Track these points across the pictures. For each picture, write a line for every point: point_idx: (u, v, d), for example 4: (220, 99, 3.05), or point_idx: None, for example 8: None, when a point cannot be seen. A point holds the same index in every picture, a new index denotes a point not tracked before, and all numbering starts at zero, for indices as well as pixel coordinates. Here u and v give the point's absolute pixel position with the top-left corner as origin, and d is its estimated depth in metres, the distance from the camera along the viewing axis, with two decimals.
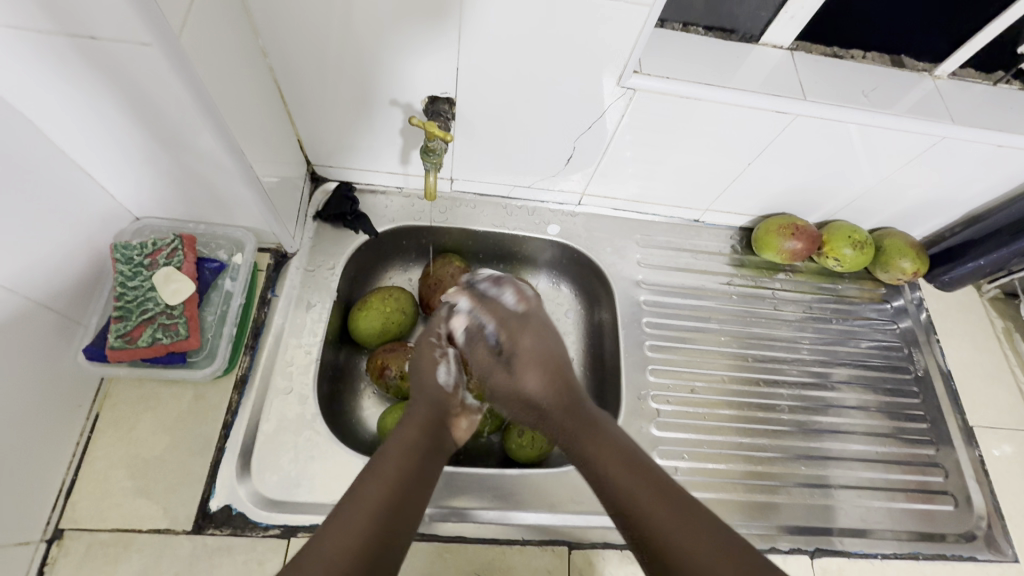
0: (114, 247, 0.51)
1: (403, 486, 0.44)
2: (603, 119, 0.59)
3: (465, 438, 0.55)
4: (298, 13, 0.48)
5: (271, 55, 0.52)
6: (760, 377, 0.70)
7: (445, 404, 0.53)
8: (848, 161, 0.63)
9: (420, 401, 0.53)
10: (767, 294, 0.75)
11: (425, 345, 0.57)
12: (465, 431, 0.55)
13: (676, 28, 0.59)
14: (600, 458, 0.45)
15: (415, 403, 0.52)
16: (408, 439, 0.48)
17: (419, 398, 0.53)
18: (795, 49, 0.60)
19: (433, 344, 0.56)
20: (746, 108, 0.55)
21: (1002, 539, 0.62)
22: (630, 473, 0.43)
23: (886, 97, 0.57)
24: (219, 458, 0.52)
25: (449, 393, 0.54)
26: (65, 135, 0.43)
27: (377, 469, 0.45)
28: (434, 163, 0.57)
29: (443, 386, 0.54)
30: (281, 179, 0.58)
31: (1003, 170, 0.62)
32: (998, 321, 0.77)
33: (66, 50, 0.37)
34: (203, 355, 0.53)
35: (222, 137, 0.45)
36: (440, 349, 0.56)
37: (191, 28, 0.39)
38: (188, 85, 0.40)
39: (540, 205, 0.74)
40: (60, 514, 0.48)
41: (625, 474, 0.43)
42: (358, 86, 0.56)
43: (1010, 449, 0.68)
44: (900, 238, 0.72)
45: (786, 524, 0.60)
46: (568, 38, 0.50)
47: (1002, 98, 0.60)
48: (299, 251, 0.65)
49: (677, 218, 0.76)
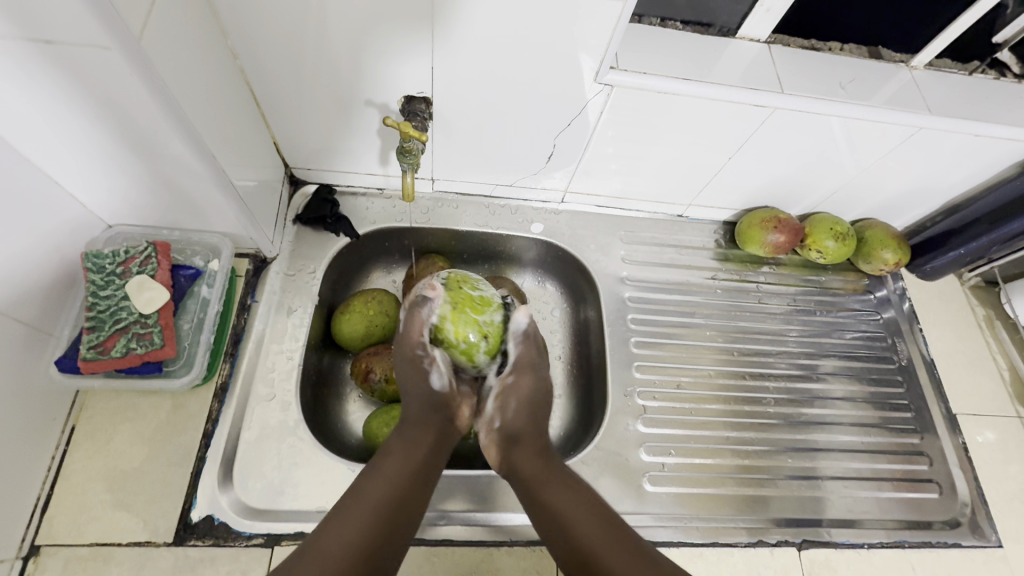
0: (84, 256, 0.49)
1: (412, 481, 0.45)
2: (583, 116, 0.59)
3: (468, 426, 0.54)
4: (267, 13, 0.47)
5: (242, 57, 0.51)
6: (746, 371, 0.70)
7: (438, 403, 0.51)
8: (829, 153, 0.63)
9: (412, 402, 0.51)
10: (752, 287, 0.75)
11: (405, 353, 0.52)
12: (468, 419, 0.54)
13: (654, 23, 0.59)
14: (549, 500, 0.45)
15: (411, 401, 0.51)
16: (407, 442, 0.47)
17: (413, 396, 0.51)
18: (773, 42, 0.60)
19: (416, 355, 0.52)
20: (725, 102, 0.55)
21: (986, 525, 0.63)
22: (569, 506, 0.44)
23: (863, 89, 0.58)
24: (199, 469, 0.52)
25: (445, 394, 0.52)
26: (30, 145, 0.42)
27: (375, 474, 0.44)
28: (411, 163, 0.57)
29: (439, 388, 0.52)
30: (257, 182, 0.57)
31: (979, 159, 0.63)
32: (980, 309, 0.77)
33: (25, 57, 0.36)
34: (180, 364, 0.52)
35: (190, 142, 0.44)
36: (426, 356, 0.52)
37: (153, 31, 0.38)
38: (152, 90, 0.39)
39: (523, 203, 0.73)
40: (37, 529, 0.48)
41: (573, 510, 0.44)
42: (332, 86, 0.55)
43: (993, 435, 0.69)
44: (881, 228, 0.73)
45: (774, 517, 0.61)
46: (543, 33, 0.49)
47: (978, 88, 0.61)
48: (279, 256, 0.64)
49: (661, 213, 0.76)
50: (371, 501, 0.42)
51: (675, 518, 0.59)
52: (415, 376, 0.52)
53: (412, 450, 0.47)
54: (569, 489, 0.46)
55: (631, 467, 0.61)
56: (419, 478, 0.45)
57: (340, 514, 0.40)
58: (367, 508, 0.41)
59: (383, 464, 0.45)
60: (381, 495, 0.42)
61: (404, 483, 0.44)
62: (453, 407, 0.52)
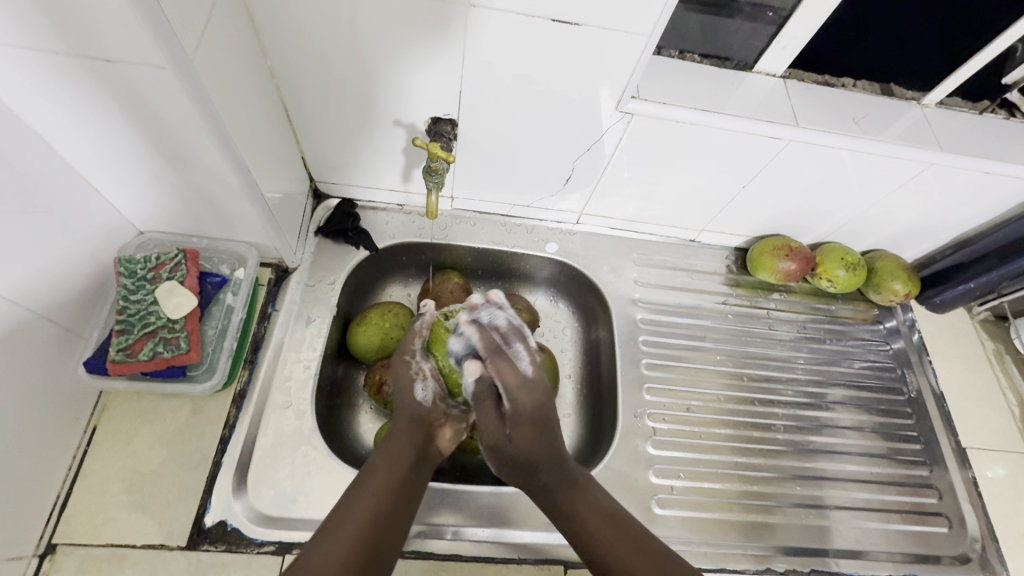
0: (117, 261, 0.51)
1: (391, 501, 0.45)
2: (602, 141, 0.60)
3: (451, 448, 0.54)
4: (307, 35, 0.49)
5: (279, 76, 0.54)
6: (755, 397, 0.70)
7: (425, 420, 0.51)
8: (841, 186, 0.64)
9: (399, 417, 0.51)
10: (762, 313, 0.76)
11: (398, 363, 0.54)
12: (450, 442, 0.53)
13: (674, 55, 0.61)
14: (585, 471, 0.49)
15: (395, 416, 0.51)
16: (393, 457, 0.48)
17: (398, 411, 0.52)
18: (788, 77, 0.61)
19: (406, 362, 0.54)
20: (741, 133, 0.57)
21: (996, 561, 0.63)
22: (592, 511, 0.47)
23: (876, 124, 0.59)
24: (214, 473, 0.52)
25: (428, 409, 0.52)
26: (76, 150, 0.44)
27: (365, 487, 0.45)
28: (436, 182, 0.58)
29: (422, 402, 0.52)
30: (284, 195, 0.59)
31: (990, 197, 0.64)
32: (989, 342, 0.78)
33: (86, 73, 0.38)
34: (202, 369, 0.53)
35: (229, 155, 0.46)
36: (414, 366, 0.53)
37: (204, 51, 0.40)
38: (200, 106, 0.41)
39: (538, 223, 0.75)
40: (54, 527, 0.48)
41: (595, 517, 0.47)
42: (362, 105, 0.57)
43: (1003, 470, 0.69)
44: (892, 260, 0.74)
45: (782, 545, 0.61)
46: (568, 63, 0.51)
47: (989, 128, 0.62)
48: (300, 267, 0.65)
49: (673, 238, 0.77)
50: (362, 508, 0.43)
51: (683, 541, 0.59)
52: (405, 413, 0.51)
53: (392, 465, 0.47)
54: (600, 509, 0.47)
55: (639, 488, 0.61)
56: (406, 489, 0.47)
57: (335, 517, 0.42)
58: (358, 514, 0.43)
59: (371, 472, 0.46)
60: (370, 513, 0.43)
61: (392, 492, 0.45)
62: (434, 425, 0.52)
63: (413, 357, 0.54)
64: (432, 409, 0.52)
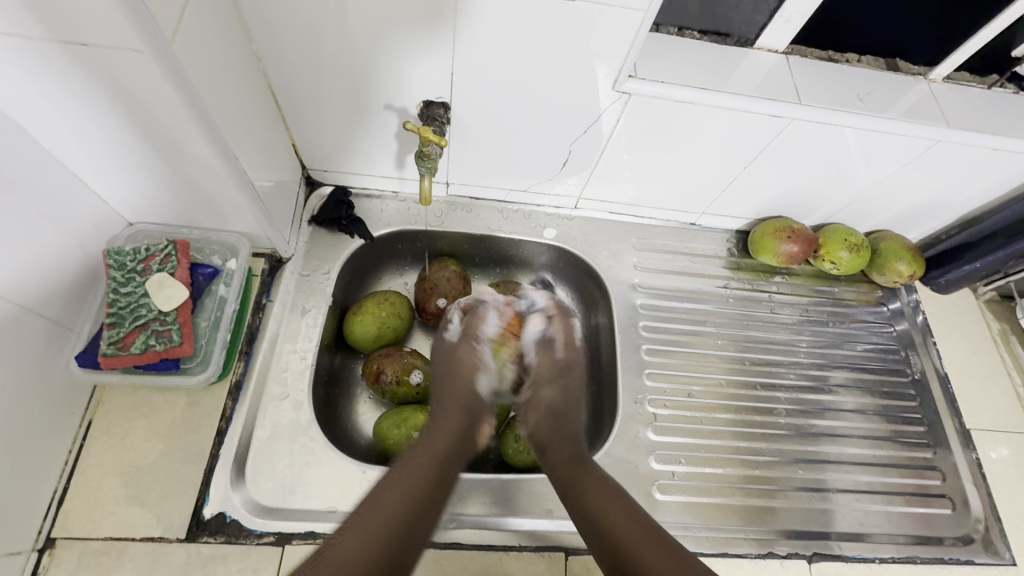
0: (106, 253, 0.50)
1: (427, 490, 0.44)
2: (599, 123, 0.59)
3: (489, 446, 0.54)
4: (293, 16, 0.48)
5: (265, 60, 0.52)
6: (757, 381, 0.70)
7: (474, 406, 0.53)
8: (844, 165, 0.63)
9: (447, 401, 0.53)
10: (764, 297, 0.75)
11: (463, 348, 0.57)
12: (494, 436, 0.54)
13: (672, 32, 0.59)
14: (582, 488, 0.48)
15: (443, 401, 0.53)
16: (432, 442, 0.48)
17: (449, 396, 0.53)
18: (790, 53, 0.60)
19: (472, 348, 0.57)
20: (741, 112, 0.55)
21: (999, 542, 0.62)
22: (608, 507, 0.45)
23: (881, 101, 0.58)
24: (212, 466, 0.52)
25: (479, 398, 0.54)
26: (58, 142, 0.43)
27: (397, 475, 0.44)
28: (429, 167, 0.57)
29: (478, 390, 0.54)
30: (276, 183, 0.58)
31: (997, 174, 0.62)
32: (994, 323, 0.77)
33: (62, 58, 0.37)
34: (197, 362, 0.53)
35: (215, 143, 0.45)
36: (479, 352, 0.57)
37: (183, 35, 0.39)
38: (182, 91, 0.40)
39: (536, 209, 0.74)
40: (52, 522, 0.48)
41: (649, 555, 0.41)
42: (352, 89, 0.56)
43: (1007, 451, 0.68)
44: (896, 241, 0.72)
45: (784, 529, 0.60)
46: (562, 41, 0.50)
47: (996, 103, 0.60)
48: (294, 256, 0.64)
49: (673, 221, 0.76)
50: (394, 497, 0.42)
51: (684, 527, 0.59)
52: (454, 404, 0.52)
53: (434, 452, 0.47)
54: (622, 510, 0.45)
55: (640, 474, 0.61)
56: (443, 485, 0.45)
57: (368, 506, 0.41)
58: (392, 505, 0.41)
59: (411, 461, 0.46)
60: (403, 505, 0.42)
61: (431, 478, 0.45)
62: (479, 416, 0.53)
63: (478, 342, 0.58)
64: (484, 400, 0.54)
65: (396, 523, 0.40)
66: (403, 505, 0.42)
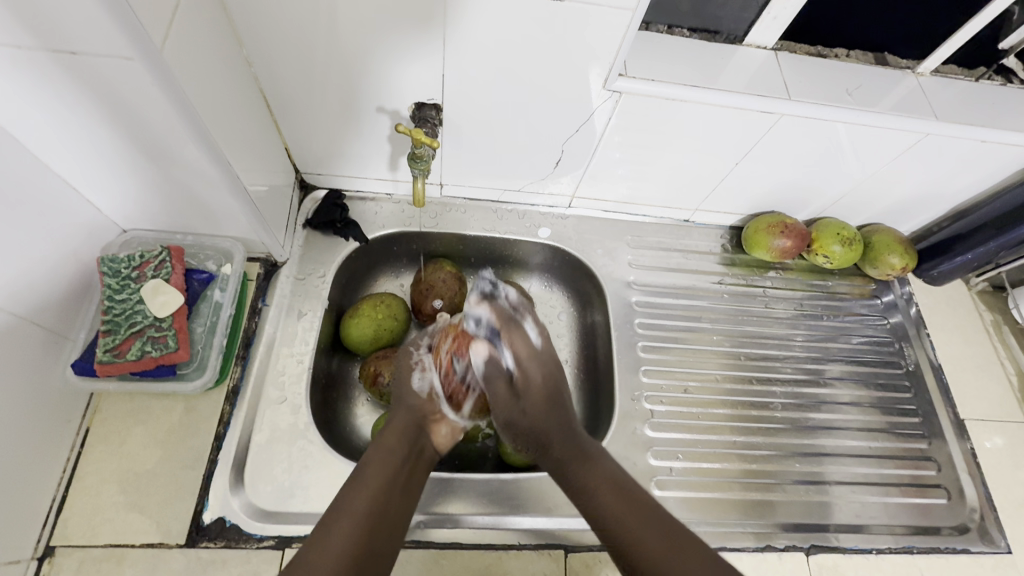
0: (100, 260, 0.51)
1: (384, 499, 0.44)
2: (591, 122, 0.59)
3: (448, 445, 0.54)
4: (283, 20, 0.48)
5: (256, 65, 0.52)
6: (753, 376, 0.70)
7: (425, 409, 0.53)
8: (836, 159, 0.63)
9: (399, 410, 0.53)
10: (758, 292, 0.76)
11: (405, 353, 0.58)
12: (446, 438, 0.54)
13: (662, 30, 0.59)
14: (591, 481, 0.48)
15: (397, 408, 0.53)
16: (387, 450, 0.48)
17: (399, 404, 0.54)
18: (780, 49, 0.60)
19: (410, 352, 0.57)
20: (732, 109, 0.55)
21: (995, 531, 0.63)
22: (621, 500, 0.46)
23: (871, 95, 0.58)
24: (211, 471, 0.52)
25: (427, 401, 0.54)
26: (49, 151, 0.43)
27: (357, 485, 0.45)
28: (422, 169, 0.57)
29: (420, 392, 0.54)
30: (269, 188, 0.58)
31: (987, 165, 0.63)
32: (987, 313, 0.77)
33: (51, 66, 0.37)
34: (193, 367, 0.53)
35: (207, 149, 0.45)
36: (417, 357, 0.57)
37: (174, 41, 0.39)
38: (173, 99, 0.40)
39: (530, 208, 0.74)
40: (51, 530, 0.48)
41: (624, 506, 0.46)
42: (344, 91, 0.56)
43: (1001, 441, 0.69)
44: (889, 233, 0.73)
45: (782, 522, 0.61)
46: (553, 41, 0.50)
47: (983, 94, 0.61)
48: (289, 260, 0.65)
49: (667, 218, 0.77)
50: (351, 509, 0.43)
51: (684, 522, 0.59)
52: (405, 416, 0.52)
53: (389, 463, 0.47)
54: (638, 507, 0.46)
55: (639, 470, 0.61)
56: (402, 485, 0.47)
57: (331, 514, 0.42)
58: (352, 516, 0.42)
59: (369, 467, 0.46)
60: (361, 516, 0.42)
61: (389, 487, 0.45)
62: (433, 418, 0.53)
63: (417, 349, 0.58)
64: (426, 402, 0.53)
65: (363, 520, 0.42)
66: (362, 514, 0.43)
